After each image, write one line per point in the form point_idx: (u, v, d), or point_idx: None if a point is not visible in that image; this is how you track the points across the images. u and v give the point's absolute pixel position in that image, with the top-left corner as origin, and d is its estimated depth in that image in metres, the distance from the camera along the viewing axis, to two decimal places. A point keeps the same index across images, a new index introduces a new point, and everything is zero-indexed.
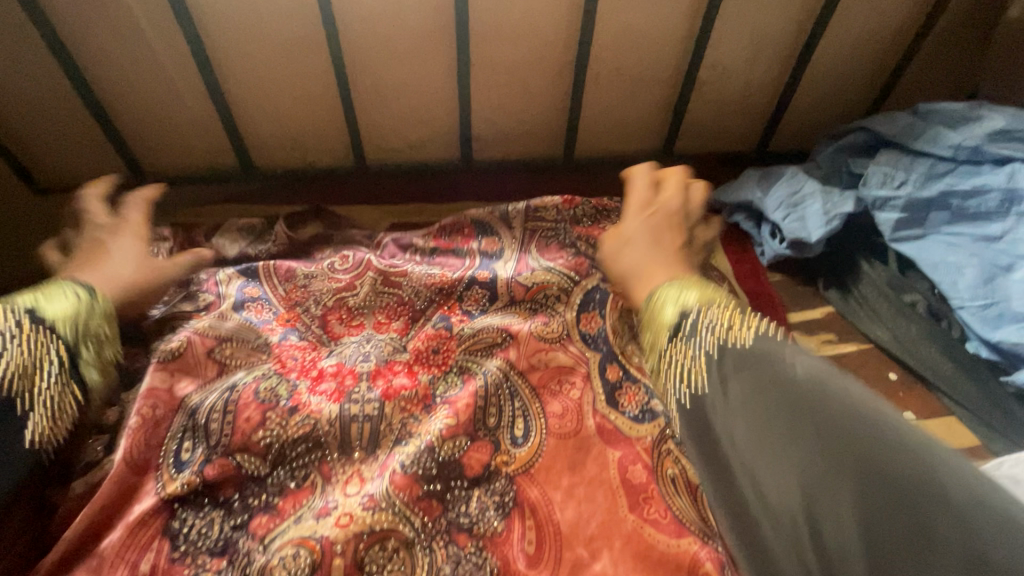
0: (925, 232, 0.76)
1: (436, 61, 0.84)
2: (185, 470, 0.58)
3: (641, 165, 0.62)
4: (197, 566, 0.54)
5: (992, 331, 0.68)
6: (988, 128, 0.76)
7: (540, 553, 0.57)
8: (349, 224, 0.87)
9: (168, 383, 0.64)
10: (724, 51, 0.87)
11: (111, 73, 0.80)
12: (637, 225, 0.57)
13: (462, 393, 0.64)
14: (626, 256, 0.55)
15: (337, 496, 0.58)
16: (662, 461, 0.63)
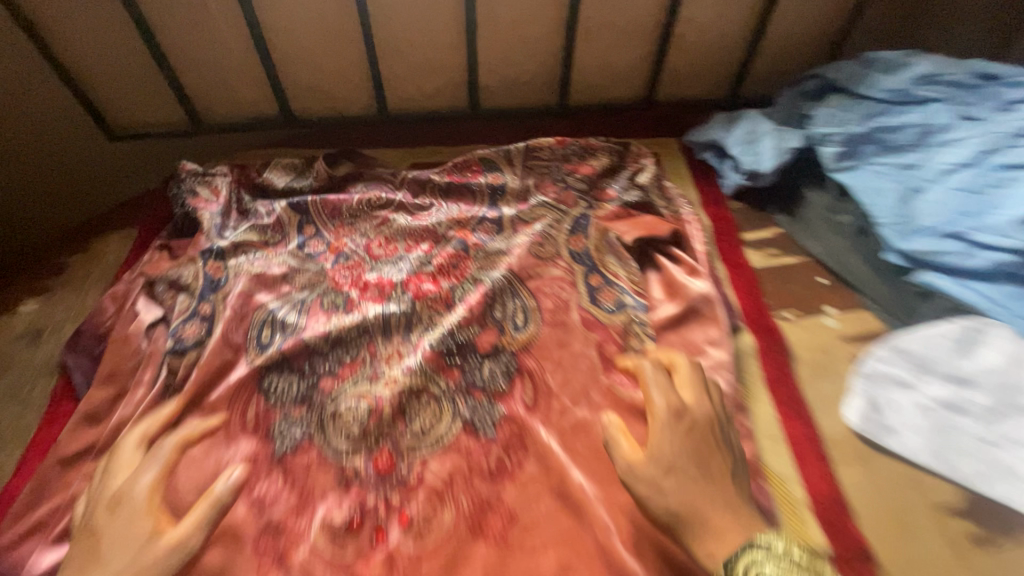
0: (857, 163, 0.91)
1: (448, 19, 0.97)
2: (267, 350, 0.77)
3: (648, 363, 0.66)
4: (285, 411, 0.73)
5: (905, 242, 0.82)
6: (916, 73, 0.93)
7: (536, 404, 0.74)
8: (376, 163, 1.03)
9: (251, 292, 0.82)
10: (698, 6, 1.00)
11: (172, 34, 0.93)
12: (660, 436, 0.59)
13: (473, 294, 0.82)
14: (671, 495, 0.55)
15: (383, 366, 0.76)
16: (628, 339, 0.78)
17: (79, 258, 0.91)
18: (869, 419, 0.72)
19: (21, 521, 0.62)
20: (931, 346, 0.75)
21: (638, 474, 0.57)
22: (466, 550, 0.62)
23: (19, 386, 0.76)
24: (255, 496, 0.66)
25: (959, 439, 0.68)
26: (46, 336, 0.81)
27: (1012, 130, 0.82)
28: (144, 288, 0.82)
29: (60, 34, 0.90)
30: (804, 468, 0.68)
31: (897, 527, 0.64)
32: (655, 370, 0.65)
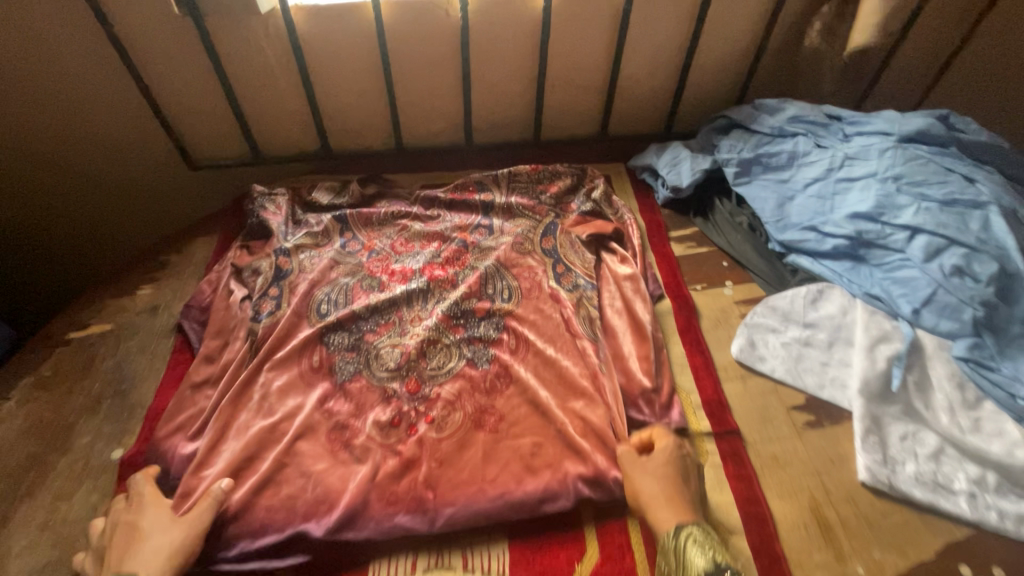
0: (750, 179, 1.25)
1: (451, 79, 1.31)
2: (324, 316, 1.07)
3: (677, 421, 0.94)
4: (341, 356, 1.03)
5: (781, 234, 1.16)
6: (788, 115, 1.27)
7: (518, 348, 1.04)
8: (395, 186, 1.35)
9: (312, 280, 1.12)
10: (635, 68, 1.35)
11: (248, 93, 1.26)
12: (659, 461, 0.86)
13: (470, 276, 1.12)
14: (650, 481, 0.83)
15: (409, 326, 1.07)
16: (579, 307, 1.09)
17: (178, 256, 1.22)
18: (747, 352, 1.04)
19: (171, 422, 0.93)
20: (792, 303, 1.08)
21: (633, 474, 0.85)
22: (471, 437, 0.93)
23: (147, 343, 1.06)
24: (326, 408, 0.96)
25: (806, 362, 1.01)
26: (162, 309, 1.12)
27: (846, 153, 1.16)
28: (232, 275, 1.14)
29: (166, 94, 1.23)
30: (701, 383, 1.00)
31: (760, 417, 0.96)
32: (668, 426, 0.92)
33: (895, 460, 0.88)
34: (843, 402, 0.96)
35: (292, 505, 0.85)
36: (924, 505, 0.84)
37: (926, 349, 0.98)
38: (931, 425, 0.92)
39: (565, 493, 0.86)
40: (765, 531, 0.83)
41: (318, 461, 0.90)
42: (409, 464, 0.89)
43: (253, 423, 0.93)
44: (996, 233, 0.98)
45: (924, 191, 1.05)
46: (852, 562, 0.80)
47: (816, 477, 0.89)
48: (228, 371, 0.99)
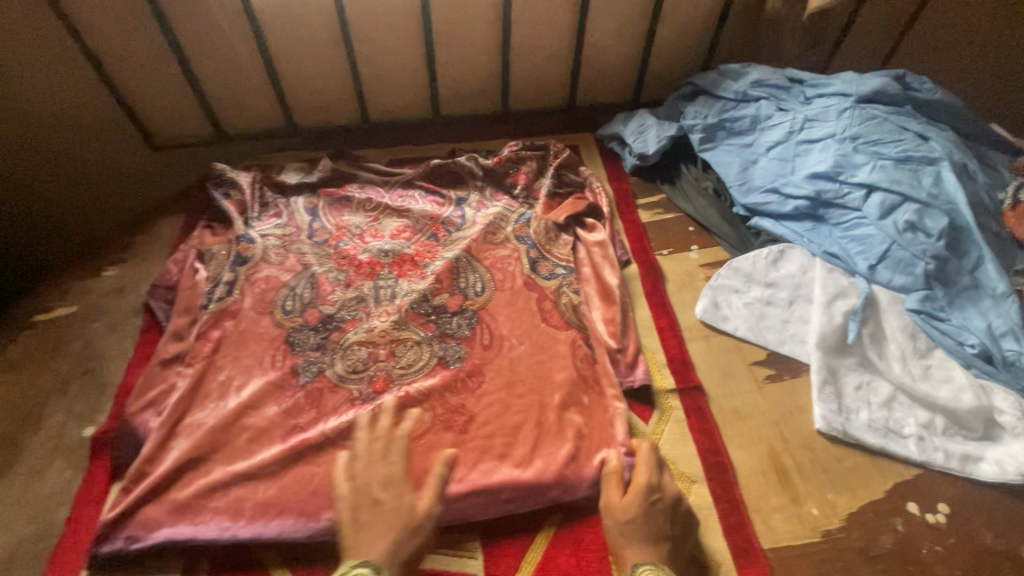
0: (715, 145, 1.26)
1: (414, 51, 1.30)
2: (290, 314, 1.06)
3: (648, 447, 0.83)
4: (303, 355, 1.00)
5: (745, 197, 1.18)
6: (751, 80, 1.28)
7: (489, 315, 1.06)
8: (364, 162, 1.34)
9: (278, 274, 1.11)
10: (600, 35, 1.35)
11: (206, 70, 1.24)
12: (635, 495, 0.77)
13: (439, 265, 1.11)
14: (616, 522, 0.74)
15: (375, 321, 1.04)
16: (560, 296, 1.08)
17: (141, 237, 1.20)
18: (710, 312, 1.06)
19: (141, 398, 0.93)
20: (754, 264, 1.10)
21: (606, 512, 0.77)
22: (441, 402, 0.94)
23: (114, 323, 1.05)
24: (298, 381, 0.97)
25: (767, 320, 1.04)
26: (128, 290, 1.11)
27: (806, 116, 1.17)
28: (196, 256, 1.12)
29: (122, 72, 1.20)
30: (665, 343, 1.03)
31: (722, 373, 0.99)
32: (651, 451, 0.82)
33: (849, 409, 0.92)
34: (801, 356, 0.99)
35: (268, 474, 0.86)
36: (875, 449, 0.89)
37: (880, 303, 1.01)
38: (885, 375, 0.95)
39: (534, 454, 0.88)
40: (725, 479, 0.86)
41: (291, 431, 0.91)
42: (381, 430, 0.91)
43: (226, 403, 0.93)
44: (946, 188, 1.02)
45: (880, 150, 1.07)
46: (806, 504, 0.84)
47: (775, 427, 0.92)
48: (198, 347, 0.99)
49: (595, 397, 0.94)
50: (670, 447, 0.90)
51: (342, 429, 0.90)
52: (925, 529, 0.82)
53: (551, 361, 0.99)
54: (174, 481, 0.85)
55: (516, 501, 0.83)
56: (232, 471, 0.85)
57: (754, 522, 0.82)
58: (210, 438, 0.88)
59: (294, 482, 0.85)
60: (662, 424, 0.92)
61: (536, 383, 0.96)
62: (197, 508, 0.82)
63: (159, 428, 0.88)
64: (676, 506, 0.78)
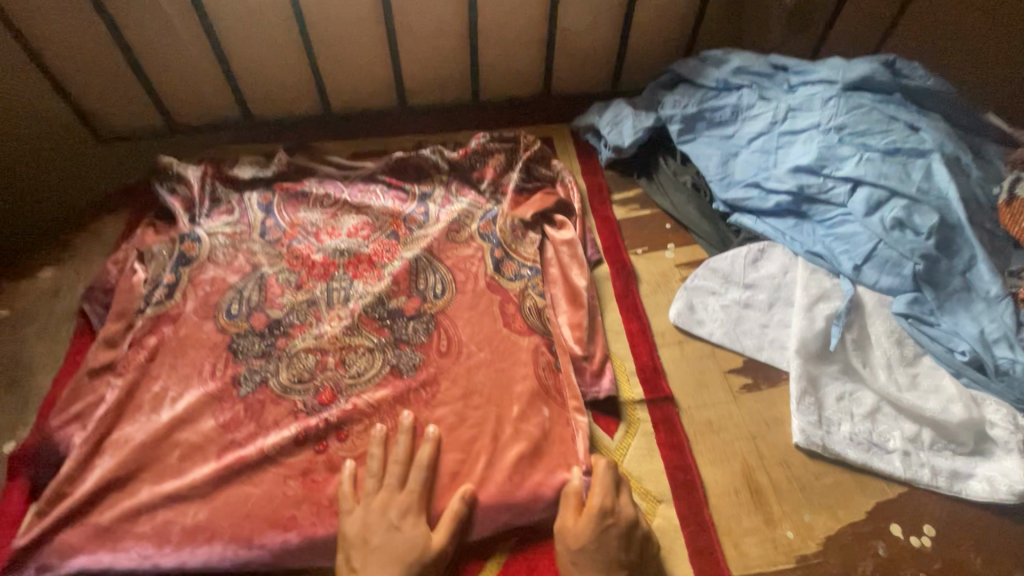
0: (695, 136, 1.18)
1: (374, 37, 1.22)
2: (235, 318, 0.99)
3: (603, 464, 0.77)
4: (246, 363, 0.93)
5: (725, 193, 1.10)
6: (732, 67, 1.20)
7: (449, 319, 0.99)
8: (323, 155, 1.27)
9: (224, 276, 1.04)
10: (573, 20, 1.27)
11: (151, 57, 1.16)
12: (585, 522, 0.71)
13: (398, 265, 1.04)
14: (566, 552, 0.71)
15: (326, 326, 0.97)
16: (524, 298, 1.01)
17: (82, 235, 1.13)
18: (685, 315, 0.99)
19: (66, 412, 0.86)
20: (732, 264, 1.03)
21: (558, 537, 0.73)
22: (391, 414, 0.87)
23: (46, 329, 0.98)
24: (238, 392, 0.90)
25: (745, 324, 0.97)
26: (63, 293, 1.03)
27: (789, 105, 1.10)
28: (136, 256, 1.04)
29: (60, 60, 1.12)
30: (635, 349, 0.96)
31: (695, 382, 0.93)
32: (608, 469, 0.76)
33: (830, 421, 0.86)
34: (780, 364, 0.93)
35: (199, 495, 0.79)
36: (857, 465, 0.82)
37: (865, 306, 0.95)
38: (869, 384, 0.89)
39: (489, 472, 0.81)
40: (694, 499, 0.80)
41: (228, 448, 0.84)
42: (325, 446, 0.84)
43: (159, 416, 0.86)
44: (937, 182, 0.95)
45: (867, 141, 1.00)
46: (781, 526, 0.78)
47: (750, 441, 0.86)
48: (132, 355, 0.92)
49: (556, 408, 0.88)
50: (636, 463, 0.83)
51: (283, 445, 0.83)
52: (910, 554, 0.75)
53: (511, 369, 0.92)
54: (96, 504, 0.78)
55: (467, 525, 0.76)
56: (159, 492, 0.79)
57: (724, 546, 0.76)
58: (138, 455, 0.82)
59: (226, 504, 0.79)
60: (628, 438, 0.86)
61: (494, 394, 0.89)
62: (120, 534, 0.75)
63: (81, 445, 0.81)
64: (635, 530, 0.72)
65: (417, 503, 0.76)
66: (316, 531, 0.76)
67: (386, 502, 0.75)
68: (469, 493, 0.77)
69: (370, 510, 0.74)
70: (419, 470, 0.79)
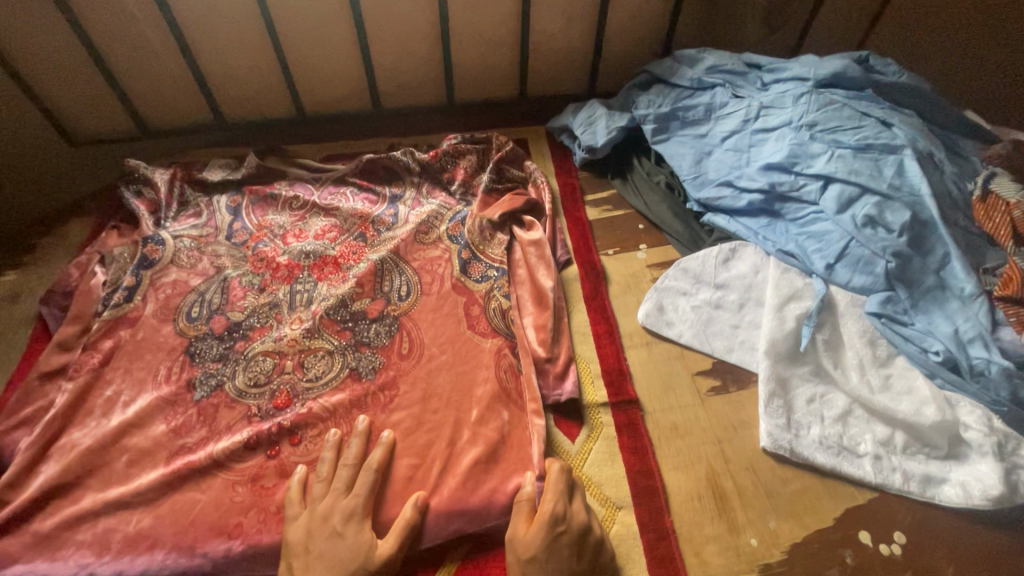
0: (669, 136, 1.16)
1: (345, 40, 1.21)
2: (194, 321, 0.97)
3: (555, 468, 0.74)
4: (204, 367, 0.91)
5: (698, 192, 1.09)
6: (706, 66, 1.19)
7: (413, 321, 0.97)
8: (295, 158, 1.25)
9: (186, 279, 1.02)
10: (546, 22, 1.26)
11: (121, 61, 1.16)
12: (535, 530, 0.68)
13: (362, 267, 1.02)
14: (515, 560, 0.67)
15: (286, 329, 0.95)
16: (489, 300, 0.98)
17: (49, 240, 1.12)
18: (653, 317, 0.97)
19: (14, 416, 0.85)
20: (703, 263, 1.01)
21: (508, 546, 0.69)
22: (347, 418, 0.85)
23: (4, 333, 0.97)
24: (192, 397, 0.87)
25: (715, 326, 0.95)
26: (24, 297, 1.03)
27: (762, 103, 1.08)
28: (97, 259, 1.03)
29: (28, 64, 1.11)
30: (602, 351, 0.93)
31: (662, 385, 0.90)
32: (560, 473, 0.74)
33: (799, 424, 0.83)
34: (750, 365, 0.90)
35: (145, 502, 0.77)
36: (826, 469, 0.79)
37: (838, 306, 0.92)
38: (841, 386, 0.86)
39: (443, 478, 0.78)
40: (655, 505, 0.77)
41: (177, 454, 0.81)
42: (276, 452, 0.82)
43: (109, 421, 0.84)
44: (910, 178, 0.92)
45: (838, 137, 0.98)
46: (745, 534, 0.75)
47: (715, 445, 0.83)
48: (85, 359, 0.91)
49: (515, 411, 0.85)
50: (596, 468, 0.81)
51: (233, 451, 0.81)
52: (878, 562, 0.72)
53: (472, 372, 0.90)
54: (38, 512, 0.76)
55: (417, 532, 0.74)
56: (103, 499, 0.77)
57: (684, 555, 0.73)
58: (84, 461, 0.80)
59: (171, 511, 0.76)
60: (590, 442, 0.83)
61: (453, 398, 0.87)
62: (61, 543, 0.74)
63: (26, 450, 0.80)
64: (587, 537, 0.69)
65: (364, 508, 0.73)
66: (260, 539, 0.74)
67: (331, 507, 0.73)
68: (421, 500, 0.75)
69: (316, 516, 0.72)
70: (369, 473, 0.77)
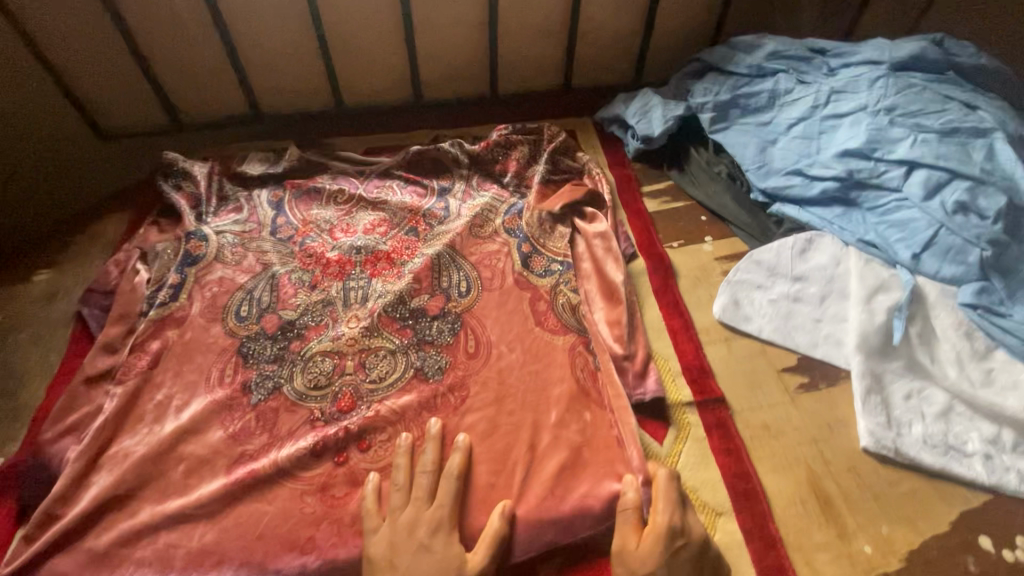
0: (728, 124, 1.12)
1: (389, 30, 1.17)
2: (245, 321, 0.91)
3: (666, 476, 0.69)
4: (259, 367, 0.85)
5: (764, 181, 1.03)
6: (766, 52, 1.14)
7: (477, 319, 0.91)
8: (336, 152, 1.20)
9: (232, 275, 0.96)
10: (596, 9, 1.22)
11: (157, 51, 1.11)
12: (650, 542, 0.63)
13: (418, 262, 0.96)
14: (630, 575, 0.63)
15: (343, 328, 0.89)
16: (556, 295, 0.93)
17: (82, 238, 1.06)
18: (730, 311, 0.92)
19: (60, 423, 0.79)
20: (778, 255, 0.96)
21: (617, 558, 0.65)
22: (417, 422, 0.80)
23: (42, 336, 0.92)
24: (249, 402, 0.82)
25: (797, 320, 0.90)
26: (60, 297, 0.97)
27: (832, 88, 1.04)
28: (139, 256, 0.98)
29: (60, 53, 1.06)
30: (679, 348, 0.89)
31: (746, 382, 0.85)
32: (669, 481, 0.69)
33: (900, 422, 0.78)
34: (839, 360, 0.85)
35: (206, 515, 0.71)
36: (934, 470, 0.74)
37: (928, 298, 0.87)
38: (939, 381, 0.81)
39: (528, 485, 0.73)
40: (757, 511, 0.72)
41: (237, 464, 0.76)
42: (345, 459, 0.76)
43: (161, 427, 0.79)
44: (1001, 163, 0.88)
45: (921, 121, 0.94)
46: (857, 541, 0.70)
47: (812, 446, 0.78)
48: (132, 361, 0.85)
49: (596, 410, 0.80)
50: (690, 472, 0.76)
51: (299, 459, 0.75)
52: (1004, 570, 0.67)
53: (546, 371, 0.84)
54: (92, 527, 0.71)
55: (506, 544, 0.69)
56: (162, 512, 0.71)
57: (794, 563, 0.68)
58: (139, 471, 0.74)
59: (236, 524, 0.71)
60: (679, 444, 0.78)
61: (528, 400, 0.81)
62: (120, 560, 0.68)
63: (76, 460, 0.74)
64: (704, 553, 0.65)
65: (448, 519, 0.68)
66: (337, 553, 0.69)
67: (414, 518, 0.67)
68: (508, 509, 0.70)
69: (398, 529, 0.66)
70: (450, 480, 0.71)
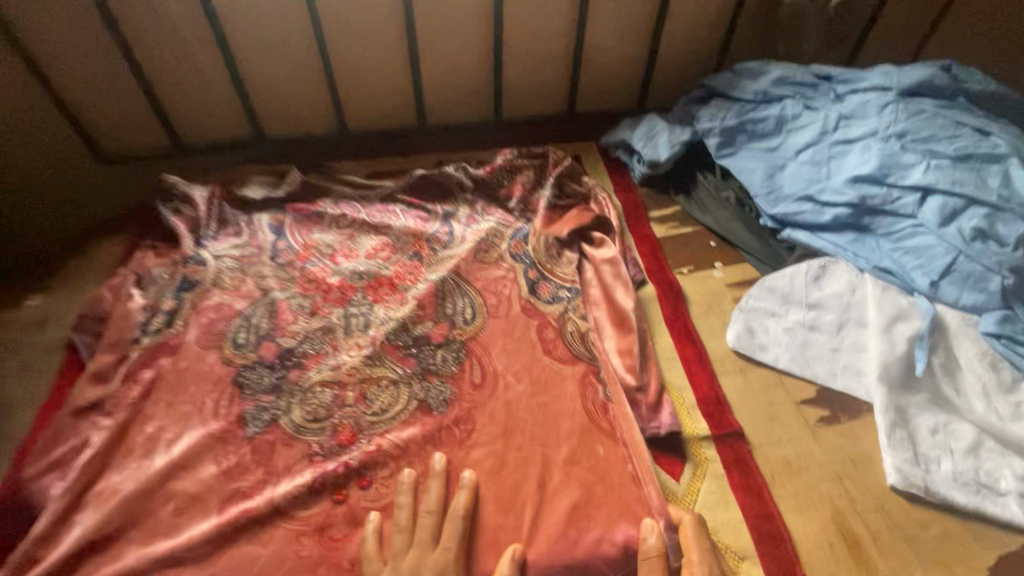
0: (735, 150, 1.11)
1: (394, 54, 1.17)
2: (242, 349, 0.87)
3: (692, 524, 0.69)
4: (256, 398, 0.82)
5: (774, 208, 1.02)
6: (772, 78, 1.13)
7: (483, 347, 0.88)
8: (337, 175, 1.18)
9: (229, 301, 0.93)
10: (600, 36, 1.22)
11: (160, 74, 1.10)
12: None
13: (422, 288, 0.94)
14: None
15: (344, 356, 0.86)
16: (565, 322, 0.90)
17: (77, 262, 1.03)
18: (744, 340, 0.89)
19: (44, 457, 0.75)
20: (791, 282, 0.93)
21: None
22: (421, 457, 0.76)
23: (30, 364, 0.88)
24: (244, 435, 0.78)
25: (813, 349, 0.87)
26: (51, 323, 0.94)
27: (841, 113, 1.03)
28: (134, 280, 0.95)
29: (63, 75, 1.05)
30: (693, 378, 0.85)
31: (764, 415, 0.81)
32: (696, 529, 0.69)
33: (927, 458, 0.75)
34: (859, 392, 0.82)
35: (195, 559, 0.67)
36: (967, 510, 0.71)
37: (949, 327, 0.85)
38: (965, 415, 0.78)
39: (539, 526, 0.69)
40: (782, 554, 0.69)
41: (231, 502, 0.71)
42: (345, 497, 0.72)
43: (151, 462, 0.75)
44: (1017, 189, 0.87)
45: (933, 147, 0.92)
46: None
47: (836, 483, 0.75)
48: (123, 391, 0.81)
49: (609, 444, 0.76)
50: (710, 512, 0.73)
51: (298, 498, 0.72)
52: None
53: (555, 403, 0.81)
54: (73, 572, 0.66)
55: None
56: (148, 555, 0.67)
57: None
58: (126, 510, 0.70)
59: (227, 569, 0.66)
60: (696, 482, 0.75)
61: (537, 434, 0.78)
62: None
63: (60, 497, 0.70)
64: None
65: (455, 564, 0.64)
66: None
67: (418, 562, 0.64)
68: (519, 553, 0.66)
69: None
70: (456, 521, 0.68)
